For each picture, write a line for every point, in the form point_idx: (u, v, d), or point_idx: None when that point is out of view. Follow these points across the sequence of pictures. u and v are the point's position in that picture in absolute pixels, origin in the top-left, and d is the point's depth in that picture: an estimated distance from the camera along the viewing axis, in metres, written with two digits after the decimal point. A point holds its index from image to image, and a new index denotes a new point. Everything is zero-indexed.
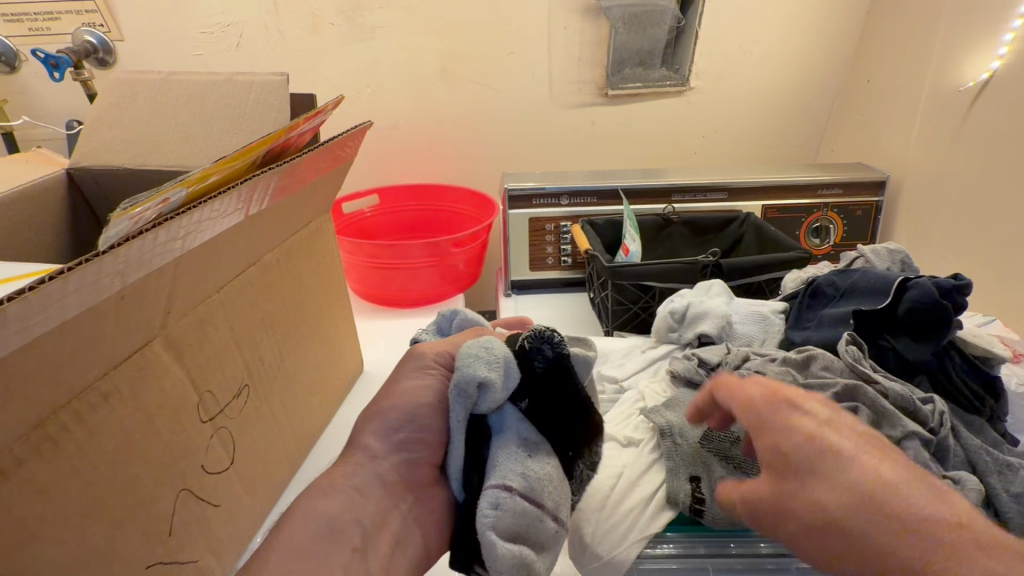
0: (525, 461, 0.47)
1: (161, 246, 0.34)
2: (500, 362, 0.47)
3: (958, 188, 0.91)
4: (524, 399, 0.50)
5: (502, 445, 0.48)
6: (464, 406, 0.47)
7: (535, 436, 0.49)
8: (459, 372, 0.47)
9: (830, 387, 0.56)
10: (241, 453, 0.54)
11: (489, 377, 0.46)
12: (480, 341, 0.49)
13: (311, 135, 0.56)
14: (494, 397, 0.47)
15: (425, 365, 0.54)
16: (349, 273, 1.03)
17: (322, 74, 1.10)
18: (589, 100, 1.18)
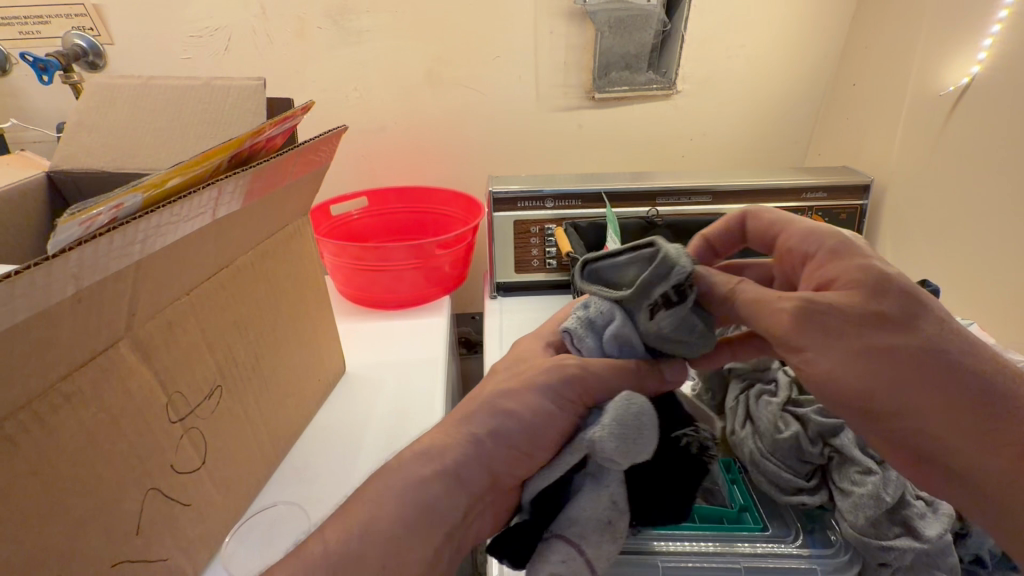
0: (602, 526, 0.45)
1: (116, 250, 0.35)
2: (641, 441, 0.43)
3: (939, 192, 0.91)
4: (629, 461, 0.47)
5: (593, 500, 0.45)
6: (584, 457, 0.45)
7: (624, 500, 0.47)
8: (600, 432, 0.43)
9: (822, 409, 0.54)
10: (213, 453, 0.55)
11: (624, 456, 0.42)
12: (632, 401, 0.44)
13: (283, 138, 0.57)
14: (612, 467, 0.44)
15: (555, 387, 0.50)
16: (335, 275, 1.04)
17: (310, 77, 1.11)
18: (576, 103, 1.18)
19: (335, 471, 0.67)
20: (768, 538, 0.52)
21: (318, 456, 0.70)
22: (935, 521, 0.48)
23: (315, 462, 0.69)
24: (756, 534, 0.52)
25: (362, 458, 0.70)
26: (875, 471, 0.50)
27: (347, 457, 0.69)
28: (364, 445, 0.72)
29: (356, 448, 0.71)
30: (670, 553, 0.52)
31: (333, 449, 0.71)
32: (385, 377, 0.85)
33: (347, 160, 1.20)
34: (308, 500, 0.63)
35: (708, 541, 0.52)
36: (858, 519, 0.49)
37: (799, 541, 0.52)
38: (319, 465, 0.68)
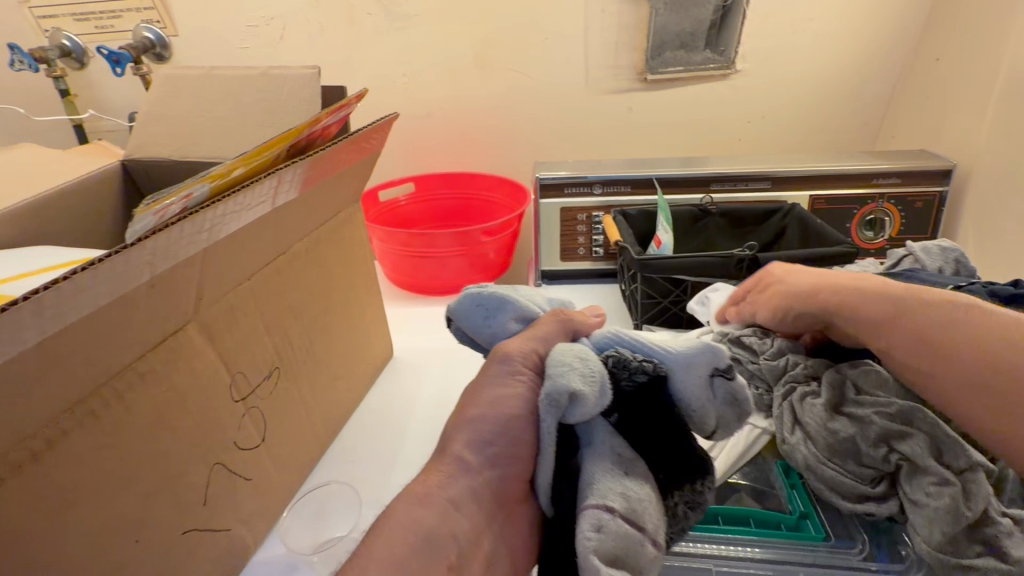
0: (622, 481, 0.44)
1: (187, 239, 0.36)
2: (593, 375, 0.45)
3: None
4: (614, 413, 0.49)
5: (596, 461, 0.45)
6: (555, 416, 0.44)
7: (630, 453, 0.47)
8: (550, 380, 0.45)
9: (883, 409, 0.51)
10: (270, 430, 0.57)
11: (581, 386, 0.44)
12: (569, 353, 0.48)
13: (338, 126, 0.57)
14: (584, 410, 0.44)
15: (513, 369, 0.51)
16: (383, 260, 1.06)
17: (360, 63, 1.12)
18: (627, 86, 1.14)
19: (382, 453, 0.69)
20: (831, 549, 0.49)
21: (366, 438, 0.72)
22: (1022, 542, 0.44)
23: (363, 443, 0.71)
24: (817, 543, 0.50)
25: (408, 441, 0.71)
26: (953, 484, 0.46)
27: (393, 440, 0.71)
28: (410, 428, 0.73)
29: (402, 430, 0.73)
30: (721, 558, 0.50)
31: (380, 432, 0.73)
32: (431, 363, 0.86)
33: (395, 146, 1.22)
34: (358, 481, 0.65)
35: (765, 548, 0.50)
36: (935, 531, 0.45)
37: (864, 553, 0.49)
38: (367, 446, 0.70)
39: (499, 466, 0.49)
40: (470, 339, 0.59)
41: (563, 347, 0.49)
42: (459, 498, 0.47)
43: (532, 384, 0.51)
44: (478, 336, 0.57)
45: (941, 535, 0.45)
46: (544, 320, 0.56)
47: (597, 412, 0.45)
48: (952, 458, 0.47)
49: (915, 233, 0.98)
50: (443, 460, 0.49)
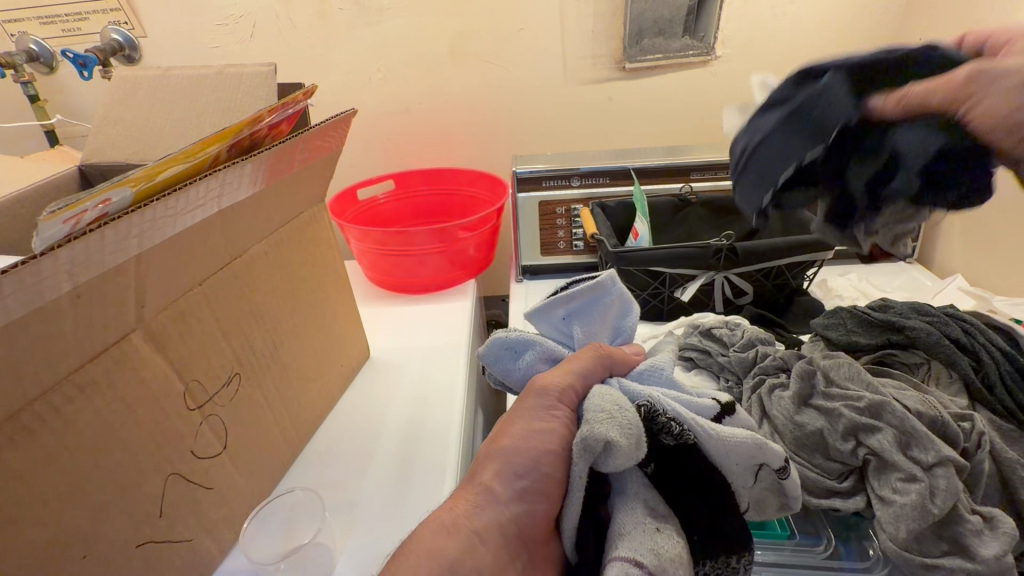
0: (655, 536, 0.41)
1: (111, 246, 0.35)
2: (632, 429, 0.42)
3: None
4: (651, 464, 0.46)
5: (629, 512, 0.42)
6: (587, 462, 0.42)
7: (663, 507, 0.44)
8: (587, 425, 0.43)
9: (852, 403, 0.50)
10: (233, 437, 0.56)
11: (618, 436, 0.41)
12: (609, 400, 0.45)
13: (291, 123, 0.56)
14: (618, 462, 0.41)
15: (551, 404, 0.49)
16: (362, 260, 1.04)
17: (333, 60, 1.10)
18: (605, 75, 1.12)
19: (357, 454, 0.69)
20: (795, 547, 0.49)
21: (341, 439, 0.71)
22: (992, 540, 0.43)
23: (338, 445, 0.70)
24: (782, 542, 0.50)
25: (382, 443, 0.70)
26: (920, 480, 0.45)
27: (367, 442, 0.70)
28: (385, 430, 0.72)
29: (377, 432, 0.72)
30: None
31: (355, 433, 0.72)
32: (409, 362, 0.85)
33: (374, 143, 1.20)
34: (329, 485, 0.65)
35: None
36: (897, 526, 0.44)
37: (829, 551, 0.49)
38: (343, 447, 0.70)
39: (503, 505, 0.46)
40: (503, 384, 0.59)
41: (601, 394, 0.46)
42: (485, 530, 0.44)
43: (568, 421, 0.48)
44: (509, 379, 0.58)
45: (906, 529, 0.44)
46: (581, 353, 0.53)
47: (632, 465, 0.42)
48: (918, 452, 0.46)
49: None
50: (472, 488, 0.47)
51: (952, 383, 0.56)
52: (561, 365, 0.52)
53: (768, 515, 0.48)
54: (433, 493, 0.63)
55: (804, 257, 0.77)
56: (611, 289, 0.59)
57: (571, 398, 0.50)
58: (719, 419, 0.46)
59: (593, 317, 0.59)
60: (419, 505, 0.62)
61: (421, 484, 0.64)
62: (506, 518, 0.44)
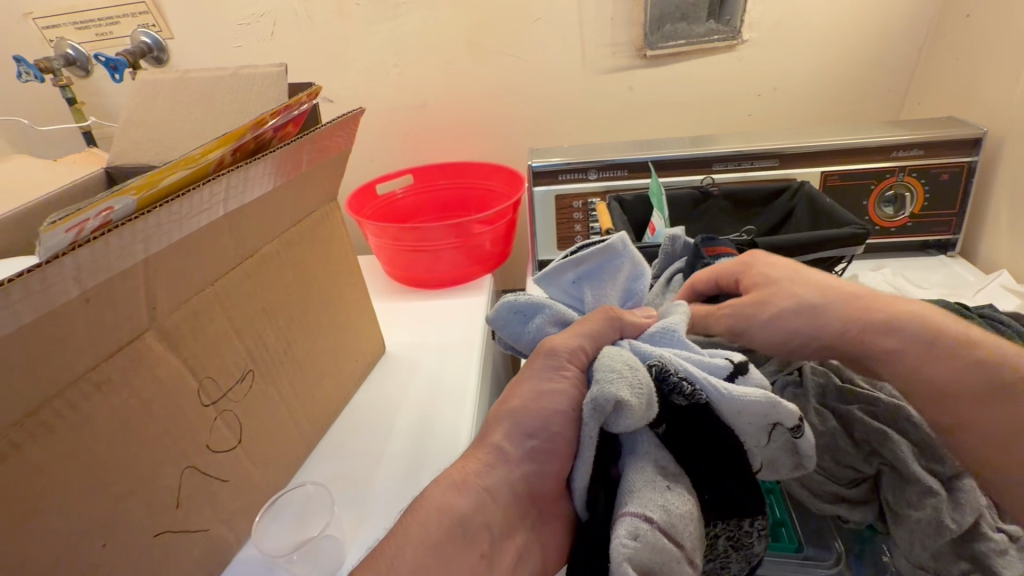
0: (665, 493, 0.40)
1: (117, 251, 0.37)
2: (643, 388, 0.41)
3: None
4: (662, 425, 0.44)
5: (638, 469, 0.41)
6: (598, 421, 0.41)
7: (674, 466, 0.43)
8: (597, 385, 0.41)
9: (868, 407, 0.48)
10: (248, 432, 0.58)
11: (628, 394, 0.40)
12: (621, 359, 0.44)
13: (296, 124, 0.56)
14: (629, 420, 0.40)
15: (560, 364, 0.48)
16: (379, 255, 1.05)
17: (351, 56, 1.10)
18: (626, 64, 1.09)
19: (369, 448, 0.70)
20: (804, 561, 0.48)
21: (355, 432, 0.72)
22: (1016, 560, 0.41)
23: (353, 438, 0.71)
24: (789, 555, 0.48)
25: (394, 438, 0.71)
26: (940, 493, 0.43)
27: (379, 436, 0.71)
28: (396, 424, 0.73)
29: (389, 426, 0.73)
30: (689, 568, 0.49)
31: (368, 427, 0.73)
32: (423, 357, 0.86)
33: (392, 138, 1.20)
34: (339, 479, 0.66)
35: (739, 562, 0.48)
36: (914, 537, 0.43)
37: (839, 566, 0.47)
38: (357, 441, 0.71)
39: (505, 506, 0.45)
40: (513, 348, 0.58)
41: (612, 353, 0.45)
42: (495, 488, 0.44)
43: (579, 381, 0.47)
44: (518, 343, 0.57)
45: (923, 540, 0.42)
46: (592, 316, 0.51)
47: (643, 423, 0.41)
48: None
49: (943, 206, 0.90)
50: (482, 448, 0.47)
51: None
52: (570, 326, 0.51)
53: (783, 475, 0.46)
54: None
55: (831, 252, 0.73)
56: (621, 252, 0.58)
57: (581, 358, 0.48)
58: (732, 378, 0.44)
59: (602, 280, 0.58)
60: None
61: (441, 476, 0.65)
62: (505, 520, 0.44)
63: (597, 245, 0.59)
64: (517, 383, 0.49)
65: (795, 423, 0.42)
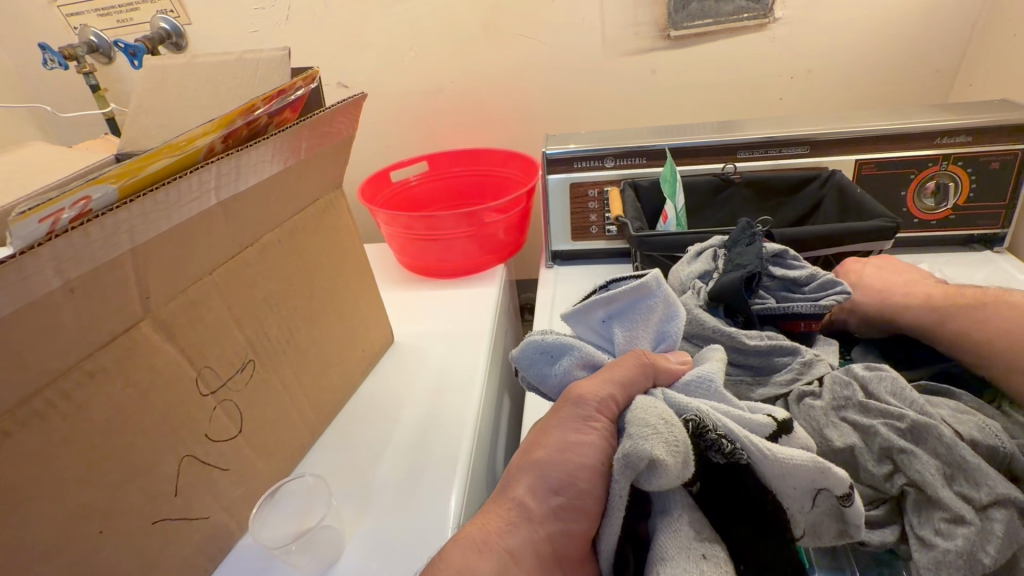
0: (700, 564, 0.37)
1: (98, 242, 0.38)
2: (680, 446, 0.38)
3: None
4: (696, 483, 0.42)
5: (672, 537, 0.39)
6: (629, 478, 0.39)
7: (709, 532, 0.40)
8: (630, 440, 0.39)
9: (892, 422, 0.44)
10: (249, 421, 0.58)
11: (664, 453, 0.37)
12: (655, 411, 0.41)
13: (296, 109, 0.55)
14: (664, 480, 0.38)
15: (589, 415, 0.45)
16: (392, 244, 1.04)
17: (365, 40, 1.09)
18: (647, 45, 1.04)
19: (373, 440, 0.69)
20: None
21: (361, 425, 0.72)
22: None
23: (358, 431, 0.71)
24: None
25: (399, 431, 0.70)
26: (969, 522, 0.39)
27: (385, 429, 0.71)
28: (402, 417, 0.72)
29: (395, 418, 0.72)
30: None
31: (374, 419, 0.72)
32: (433, 348, 0.85)
33: (408, 125, 1.19)
34: (342, 471, 0.65)
35: None
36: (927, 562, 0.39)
37: None
38: (363, 433, 0.70)
39: (503, 513, 0.44)
40: (536, 390, 0.55)
41: (645, 404, 0.43)
42: (519, 551, 0.41)
43: (609, 433, 0.45)
44: (543, 384, 0.54)
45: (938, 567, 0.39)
46: (619, 361, 0.48)
47: (678, 483, 0.39)
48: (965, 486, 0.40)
49: (991, 198, 0.83)
50: (498, 502, 0.44)
51: None
52: (600, 371, 0.48)
53: (823, 542, 0.42)
54: (455, 485, 0.62)
55: (860, 245, 0.68)
56: (655, 291, 0.53)
57: (610, 407, 0.46)
58: (775, 439, 0.41)
59: (635, 321, 0.54)
60: (440, 496, 0.61)
61: (450, 476, 0.63)
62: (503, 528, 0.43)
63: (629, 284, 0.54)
64: (541, 431, 0.47)
65: (843, 491, 0.39)
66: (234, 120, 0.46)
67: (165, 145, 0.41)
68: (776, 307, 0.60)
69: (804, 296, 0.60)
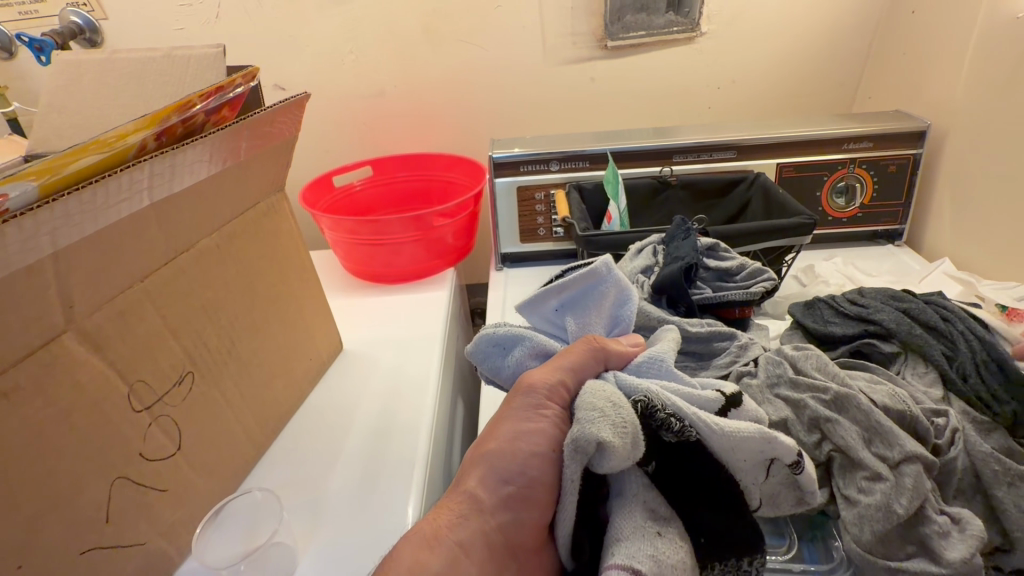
0: (653, 541, 0.40)
1: (12, 246, 0.35)
2: (626, 427, 0.40)
3: (1009, 137, 0.77)
4: (653, 463, 0.43)
5: (626, 516, 0.41)
6: (580, 463, 0.40)
7: (664, 509, 0.43)
8: (577, 425, 0.40)
9: (818, 394, 0.48)
10: (188, 437, 0.54)
11: (611, 435, 0.39)
12: (603, 394, 0.43)
13: (233, 108, 0.53)
14: (613, 462, 0.39)
15: (539, 403, 0.46)
16: (337, 250, 1.01)
17: (303, 41, 1.06)
18: (586, 54, 1.08)
19: (324, 450, 0.67)
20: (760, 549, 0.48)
21: (310, 435, 0.69)
22: (958, 542, 0.42)
23: (306, 441, 0.68)
24: None
25: (351, 439, 0.68)
26: (885, 478, 0.43)
27: (336, 438, 0.69)
28: (353, 425, 0.70)
29: (346, 426, 0.70)
30: None
31: (324, 428, 0.70)
32: (383, 354, 0.83)
33: (349, 128, 1.16)
34: (291, 484, 0.63)
35: None
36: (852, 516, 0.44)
37: (792, 552, 0.48)
38: (312, 443, 0.68)
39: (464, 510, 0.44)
40: (493, 383, 0.56)
41: (595, 389, 0.44)
42: (469, 543, 0.42)
43: (559, 419, 0.46)
44: (498, 376, 0.55)
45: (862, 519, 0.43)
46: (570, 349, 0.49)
47: (628, 464, 0.40)
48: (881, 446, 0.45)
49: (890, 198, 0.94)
50: (457, 498, 0.45)
51: (927, 373, 0.55)
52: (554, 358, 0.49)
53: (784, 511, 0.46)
54: (412, 489, 0.61)
55: (784, 240, 0.74)
56: (605, 277, 0.55)
57: (559, 392, 0.47)
58: (723, 413, 0.44)
59: (588, 307, 0.55)
60: (396, 503, 0.60)
61: (403, 481, 0.62)
62: (465, 523, 0.43)
63: (581, 270, 0.55)
64: (496, 422, 0.48)
65: (791, 459, 0.42)
66: (167, 117, 0.43)
67: (86, 143, 0.39)
68: (711, 296, 0.64)
69: (736, 284, 0.65)
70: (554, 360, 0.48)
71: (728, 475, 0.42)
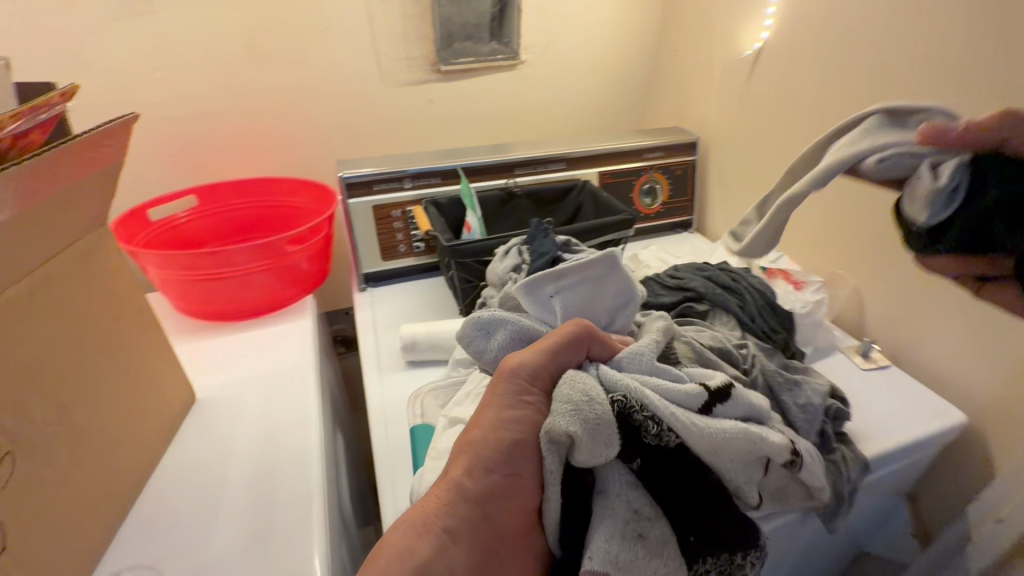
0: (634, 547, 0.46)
1: None
2: (596, 422, 0.44)
3: (750, 145, 1.04)
4: (637, 460, 0.49)
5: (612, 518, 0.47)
6: (557, 455, 0.44)
7: (648, 510, 0.49)
8: (549, 420, 0.45)
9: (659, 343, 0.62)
10: (17, 531, 0.44)
11: (580, 430, 0.44)
12: (570, 391, 0.47)
13: (46, 131, 0.45)
14: (584, 452, 0.44)
15: (520, 389, 0.49)
16: (166, 290, 0.89)
17: (88, 53, 0.91)
18: (422, 77, 1.14)
19: (197, 513, 0.59)
20: None
21: (175, 499, 0.60)
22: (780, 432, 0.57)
23: (173, 506, 0.59)
24: None
25: (229, 492, 0.62)
26: None
27: (208, 497, 0.61)
28: (228, 477, 0.63)
29: (219, 481, 0.63)
30: None
31: (192, 489, 0.62)
32: (249, 396, 0.76)
33: (163, 153, 1.03)
34: (163, 557, 0.54)
35: None
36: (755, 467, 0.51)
37: None
38: (181, 508, 0.59)
39: None
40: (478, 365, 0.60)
41: (569, 382, 0.48)
42: None
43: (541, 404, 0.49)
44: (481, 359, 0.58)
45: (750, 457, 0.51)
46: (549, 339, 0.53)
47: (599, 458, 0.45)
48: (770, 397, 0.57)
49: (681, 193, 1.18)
50: None
51: (728, 320, 0.73)
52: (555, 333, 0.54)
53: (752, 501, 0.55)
54: (312, 527, 0.58)
55: (615, 233, 0.88)
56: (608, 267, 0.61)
57: (538, 375, 0.51)
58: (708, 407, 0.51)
59: (580, 296, 0.61)
60: (296, 545, 0.56)
61: (301, 521, 0.58)
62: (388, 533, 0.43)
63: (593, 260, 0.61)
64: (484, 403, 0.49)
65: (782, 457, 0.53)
66: None
67: None
68: None
69: None
70: (541, 345, 0.52)
71: (714, 473, 0.50)
